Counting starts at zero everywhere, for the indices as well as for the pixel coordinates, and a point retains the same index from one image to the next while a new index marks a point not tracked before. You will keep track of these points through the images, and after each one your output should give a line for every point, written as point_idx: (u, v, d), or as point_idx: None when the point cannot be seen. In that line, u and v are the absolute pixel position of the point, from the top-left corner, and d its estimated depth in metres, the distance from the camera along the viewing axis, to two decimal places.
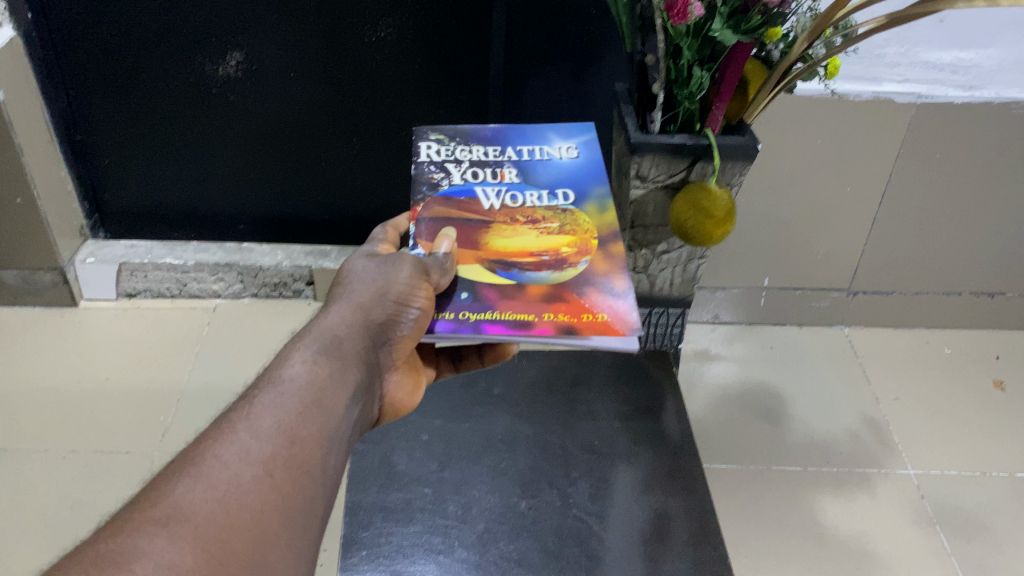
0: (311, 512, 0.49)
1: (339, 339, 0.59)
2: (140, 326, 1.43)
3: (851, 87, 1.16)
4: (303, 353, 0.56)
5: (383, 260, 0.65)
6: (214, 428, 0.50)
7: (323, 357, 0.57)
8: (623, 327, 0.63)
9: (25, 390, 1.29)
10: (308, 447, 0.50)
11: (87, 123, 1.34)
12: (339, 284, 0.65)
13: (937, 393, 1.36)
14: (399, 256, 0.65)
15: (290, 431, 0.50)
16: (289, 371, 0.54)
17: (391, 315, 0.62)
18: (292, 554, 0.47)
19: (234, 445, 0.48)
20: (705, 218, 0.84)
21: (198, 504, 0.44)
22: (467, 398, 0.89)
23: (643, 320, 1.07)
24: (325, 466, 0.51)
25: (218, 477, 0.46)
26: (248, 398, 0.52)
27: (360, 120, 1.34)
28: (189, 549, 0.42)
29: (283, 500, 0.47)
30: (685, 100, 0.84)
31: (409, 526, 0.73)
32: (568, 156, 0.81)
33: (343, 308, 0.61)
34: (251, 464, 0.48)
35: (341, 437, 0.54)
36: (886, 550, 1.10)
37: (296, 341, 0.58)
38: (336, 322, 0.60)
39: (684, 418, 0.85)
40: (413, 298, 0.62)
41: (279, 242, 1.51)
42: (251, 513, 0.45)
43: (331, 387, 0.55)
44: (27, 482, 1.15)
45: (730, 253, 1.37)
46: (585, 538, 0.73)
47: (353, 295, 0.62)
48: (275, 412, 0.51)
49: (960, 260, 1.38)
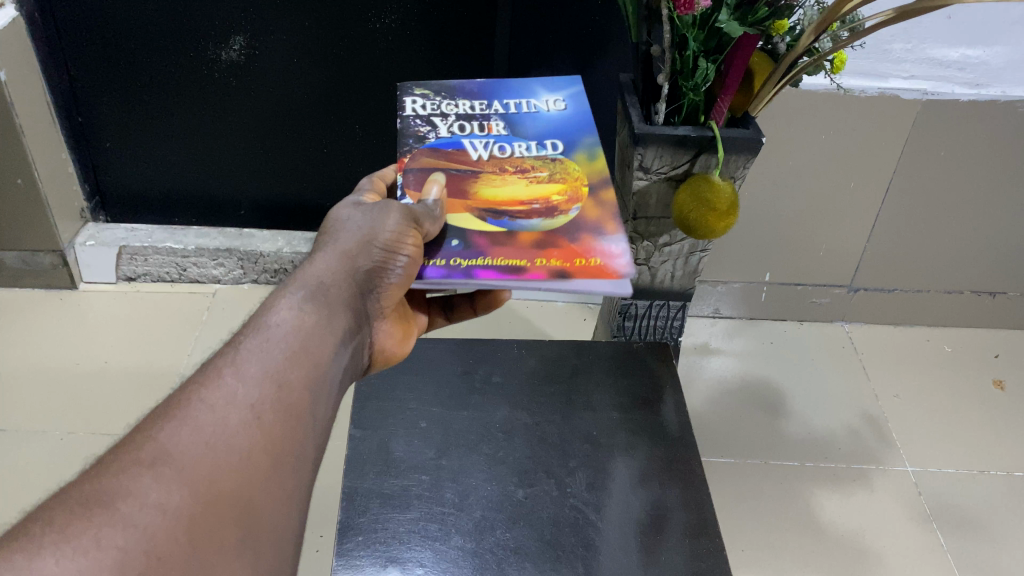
0: (301, 456, 0.49)
1: (325, 287, 0.59)
2: (139, 310, 1.43)
3: (857, 82, 1.16)
4: (288, 300, 0.56)
5: (371, 207, 0.65)
6: (203, 371, 0.50)
7: (309, 304, 0.57)
8: (617, 271, 0.63)
9: (24, 370, 1.29)
10: (295, 392, 0.50)
11: (88, 104, 1.33)
12: (326, 232, 0.65)
13: (937, 390, 1.36)
14: (388, 203, 0.64)
15: (277, 376, 0.50)
16: (276, 317, 0.54)
17: (378, 264, 0.62)
18: (282, 497, 0.46)
19: (221, 388, 0.48)
20: (707, 211, 0.83)
21: (184, 446, 0.44)
22: (466, 386, 0.88)
23: (643, 312, 1.07)
24: (314, 411, 0.51)
25: (205, 419, 0.46)
26: (236, 343, 0.53)
27: (361, 106, 1.33)
28: (176, 488, 0.42)
29: (272, 444, 0.47)
30: (690, 92, 0.84)
31: (407, 513, 0.73)
32: (556, 110, 0.79)
33: (329, 257, 0.62)
34: (239, 408, 0.47)
35: (331, 382, 0.54)
36: (882, 546, 1.10)
37: (283, 289, 0.58)
38: (322, 271, 0.60)
39: (683, 411, 0.86)
40: (402, 246, 0.61)
41: (280, 228, 1.51)
42: (238, 454, 0.45)
43: (317, 333, 0.55)
44: (24, 461, 1.15)
45: (733, 247, 1.37)
46: (582, 528, 0.73)
47: (338, 244, 0.63)
48: (261, 357, 0.51)
49: (961, 259, 1.38)
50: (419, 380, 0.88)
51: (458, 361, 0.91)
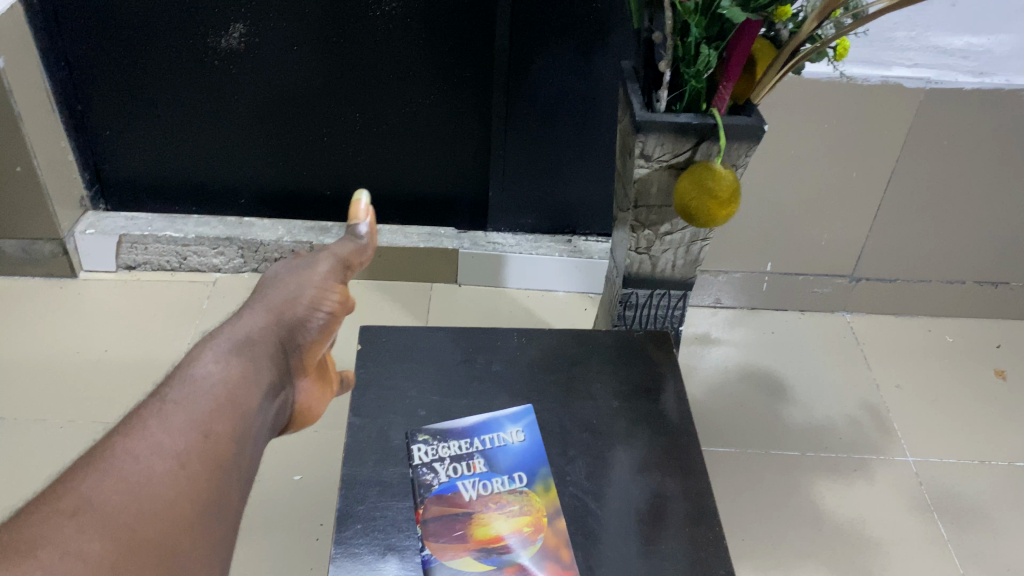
0: (224, 501, 0.52)
1: (252, 339, 0.64)
2: (138, 299, 1.42)
3: (860, 70, 1.15)
4: (215, 351, 0.60)
5: (293, 267, 0.75)
6: (126, 424, 0.53)
7: (234, 355, 0.61)
8: None
9: (24, 359, 1.29)
10: (222, 440, 0.54)
11: (87, 92, 1.33)
12: (256, 292, 0.72)
13: (938, 380, 1.35)
14: (312, 261, 0.77)
15: (204, 426, 0.54)
16: (203, 367, 0.58)
17: (302, 318, 0.70)
18: (203, 544, 0.49)
19: (146, 440, 0.51)
20: (709, 199, 0.82)
21: (106, 497, 0.47)
22: (465, 374, 0.87)
23: (644, 301, 1.06)
24: (240, 458, 0.55)
25: (128, 469, 0.49)
26: (160, 396, 0.56)
27: (361, 95, 1.32)
28: (99, 538, 0.45)
29: (195, 491, 0.50)
30: (691, 79, 0.84)
31: (406, 500, 0.73)
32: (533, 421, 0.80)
33: (257, 314, 0.67)
34: (164, 458, 0.51)
35: (255, 431, 0.57)
36: (882, 536, 1.10)
37: (208, 341, 0.62)
38: (249, 325, 0.65)
39: (683, 400, 0.85)
40: (322, 302, 0.72)
41: (280, 217, 1.51)
42: (162, 502, 0.48)
43: (245, 382, 0.59)
44: (24, 449, 1.15)
45: (734, 236, 1.36)
46: (581, 516, 0.73)
47: (268, 300, 0.69)
48: (189, 406, 0.54)
49: (964, 249, 1.37)
50: (418, 368, 0.87)
51: (457, 348, 0.90)
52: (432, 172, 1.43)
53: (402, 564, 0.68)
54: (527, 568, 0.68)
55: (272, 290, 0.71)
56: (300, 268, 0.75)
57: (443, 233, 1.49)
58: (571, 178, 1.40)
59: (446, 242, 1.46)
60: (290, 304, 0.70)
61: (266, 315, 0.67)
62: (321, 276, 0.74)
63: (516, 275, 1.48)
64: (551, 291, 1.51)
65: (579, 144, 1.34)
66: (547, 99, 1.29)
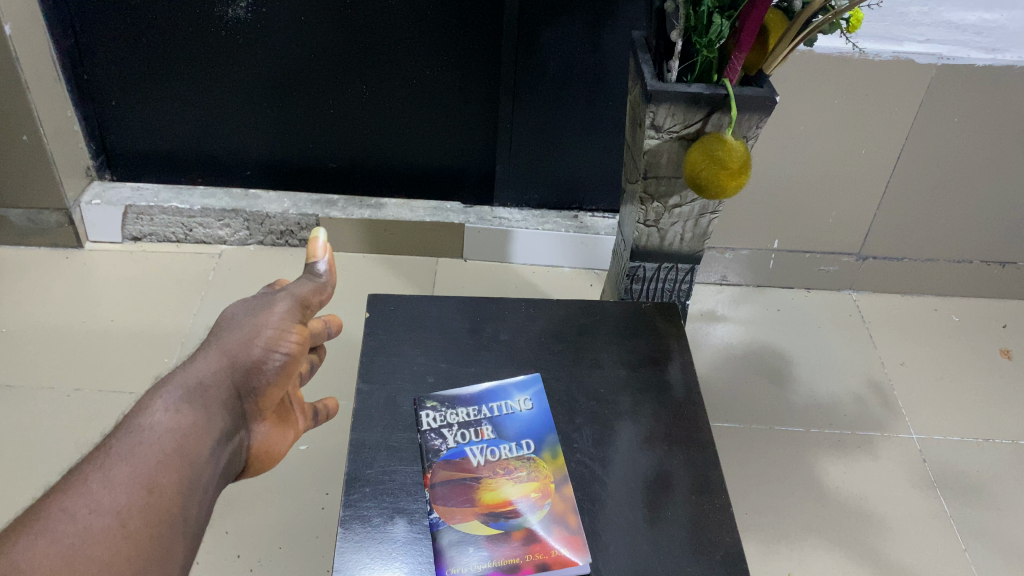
0: (167, 560, 0.52)
1: (203, 385, 0.62)
2: (143, 270, 1.42)
3: (872, 45, 1.15)
4: (165, 401, 0.59)
5: (252, 304, 0.71)
6: (69, 479, 0.53)
7: (186, 404, 0.59)
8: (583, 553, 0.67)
9: (30, 328, 1.29)
10: (167, 497, 0.53)
11: (92, 61, 1.32)
12: (214, 332, 0.69)
13: (943, 359, 1.35)
14: (271, 298, 0.72)
15: (148, 480, 0.53)
16: (151, 419, 0.57)
17: (258, 359, 0.67)
18: None
19: (86, 499, 0.51)
20: (719, 169, 0.81)
21: (39, 560, 0.47)
22: (473, 343, 0.87)
23: (651, 274, 1.06)
24: (185, 515, 0.54)
25: (63, 531, 0.49)
26: (105, 447, 0.55)
27: (368, 67, 1.32)
28: None
29: (135, 552, 0.50)
30: (704, 49, 0.83)
31: (414, 465, 0.73)
32: (538, 410, 0.80)
33: (212, 356, 0.65)
34: (103, 516, 0.50)
35: (204, 482, 0.57)
36: (885, 512, 1.10)
37: (159, 389, 0.60)
38: (201, 370, 0.63)
39: (690, 370, 0.85)
40: (281, 344, 0.68)
41: (286, 189, 1.50)
42: (98, 565, 0.48)
43: (194, 433, 0.58)
44: (30, 417, 1.15)
45: (742, 213, 1.36)
46: (588, 482, 0.73)
47: (223, 341, 0.67)
48: (132, 461, 0.54)
49: (972, 228, 1.37)
50: (425, 336, 0.87)
51: (465, 317, 0.90)
52: (439, 146, 1.42)
53: (410, 526, 0.68)
54: (534, 532, 0.68)
55: (227, 332, 0.68)
56: (258, 307, 0.70)
57: (449, 207, 1.48)
58: (578, 153, 1.40)
59: (452, 217, 1.46)
60: (247, 346, 0.67)
61: (218, 358, 0.65)
62: (279, 317, 0.70)
63: (522, 250, 1.48)
64: (557, 266, 1.50)
65: (587, 118, 1.34)
66: (555, 73, 1.28)
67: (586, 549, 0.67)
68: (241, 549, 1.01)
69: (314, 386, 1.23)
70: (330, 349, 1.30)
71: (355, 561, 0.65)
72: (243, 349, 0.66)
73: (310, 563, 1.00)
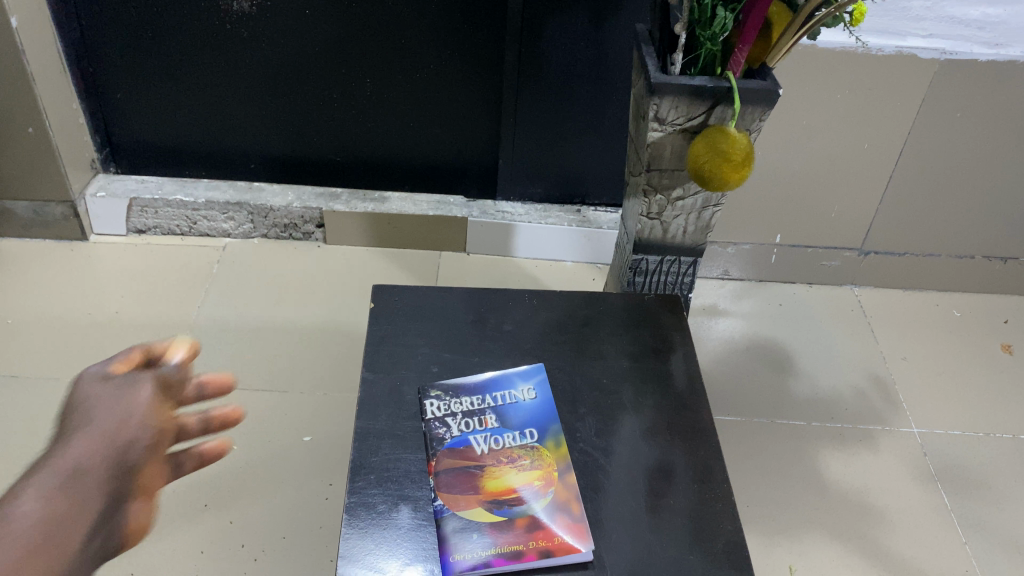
0: None
1: (69, 473, 0.63)
2: (148, 262, 1.43)
3: (875, 40, 1.15)
4: (30, 492, 0.60)
5: (119, 382, 0.72)
6: None
7: (51, 494, 0.61)
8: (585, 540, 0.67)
9: (35, 319, 1.29)
10: None
11: (98, 54, 1.33)
12: (75, 414, 0.69)
13: (945, 354, 1.36)
14: (134, 376, 0.73)
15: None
16: (14, 512, 0.58)
17: (125, 442, 0.67)
18: None
19: None
20: (722, 162, 0.81)
21: None
22: (477, 333, 0.87)
23: (654, 267, 1.07)
24: None
25: None
26: None
27: (372, 61, 1.32)
28: None
29: None
30: (707, 42, 0.85)
31: (418, 453, 0.74)
32: (541, 399, 0.80)
33: (80, 440, 0.65)
34: None
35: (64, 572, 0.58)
36: (886, 504, 1.11)
37: (25, 481, 0.62)
38: (72, 456, 0.64)
39: (692, 362, 0.86)
40: (149, 422, 0.70)
41: (290, 182, 1.51)
42: None
43: (58, 524, 0.59)
44: (35, 407, 1.16)
45: (744, 207, 1.36)
46: (592, 471, 0.74)
47: (93, 422, 0.67)
48: None
49: (974, 223, 1.37)
50: (430, 326, 0.88)
51: (469, 309, 0.91)
52: (442, 140, 1.43)
53: (414, 513, 0.69)
54: (538, 519, 0.69)
55: (96, 413, 0.68)
56: (121, 388, 0.72)
57: (452, 201, 1.49)
58: (581, 148, 1.40)
59: (455, 210, 1.46)
60: (118, 429, 0.68)
61: (87, 443, 0.65)
62: (144, 402, 0.71)
63: (525, 244, 1.48)
64: (559, 260, 1.51)
65: (590, 113, 1.34)
66: (558, 67, 1.28)
67: (589, 536, 0.68)
68: (245, 539, 1.02)
69: (318, 378, 1.24)
70: (334, 341, 1.30)
71: (360, 547, 0.66)
72: (115, 432, 0.67)
73: (314, 552, 1.01)
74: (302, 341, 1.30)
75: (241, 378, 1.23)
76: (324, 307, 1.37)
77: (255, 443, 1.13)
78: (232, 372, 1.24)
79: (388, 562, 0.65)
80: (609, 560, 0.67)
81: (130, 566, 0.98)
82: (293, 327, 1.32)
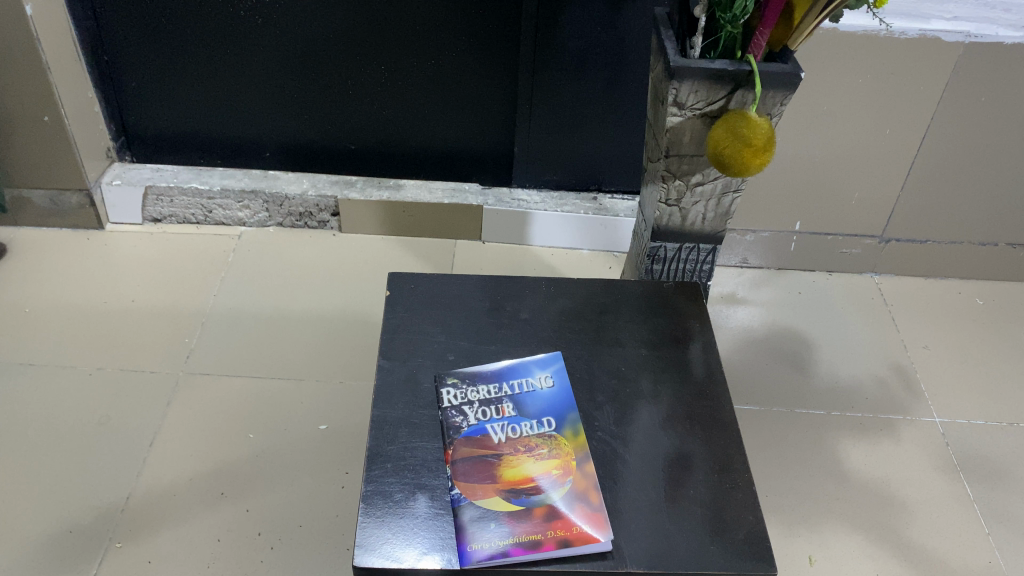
0: None
1: None
2: (164, 250, 1.43)
3: (898, 23, 1.13)
4: None
5: None
6: None
7: None
8: (603, 531, 0.66)
9: (52, 308, 1.30)
10: None
11: (113, 41, 1.32)
12: None
13: (967, 342, 1.34)
14: None
15: None
16: None
17: None
18: None
19: None
20: (743, 147, 0.79)
21: None
22: (493, 321, 0.87)
23: (673, 255, 1.06)
24: None
25: None
26: None
27: (386, 47, 1.31)
28: None
29: None
30: (727, 24, 0.82)
31: (435, 442, 0.73)
32: (554, 388, 0.79)
33: None
34: None
35: None
36: (909, 495, 1.10)
37: None
38: None
39: (711, 350, 0.85)
40: None
41: (304, 170, 1.50)
42: None
43: None
44: (53, 396, 1.16)
45: (763, 194, 1.34)
46: (609, 460, 0.73)
47: None
48: None
49: (997, 209, 1.35)
50: (445, 314, 0.87)
51: (485, 297, 0.90)
52: (459, 127, 1.42)
53: (431, 502, 0.68)
54: (555, 509, 0.68)
55: None
56: None
57: (467, 189, 1.48)
58: (598, 134, 1.38)
59: (470, 198, 1.45)
60: None
61: None
62: None
63: (541, 232, 1.47)
64: (575, 249, 1.50)
65: (607, 98, 1.32)
66: (575, 52, 1.27)
67: (608, 526, 0.67)
68: (261, 527, 1.01)
69: (334, 366, 1.23)
70: (350, 330, 1.30)
71: (377, 536, 0.66)
72: None
73: (330, 540, 1.00)
74: (318, 330, 1.30)
75: (257, 367, 1.23)
76: (340, 296, 1.36)
77: (270, 431, 1.13)
78: (248, 360, 1.24)
79: (404, 551, 0.65)
80: (627, 550, 0.66)
81: (147, 554, 0.98)
82: (309, 316, 1.32)
